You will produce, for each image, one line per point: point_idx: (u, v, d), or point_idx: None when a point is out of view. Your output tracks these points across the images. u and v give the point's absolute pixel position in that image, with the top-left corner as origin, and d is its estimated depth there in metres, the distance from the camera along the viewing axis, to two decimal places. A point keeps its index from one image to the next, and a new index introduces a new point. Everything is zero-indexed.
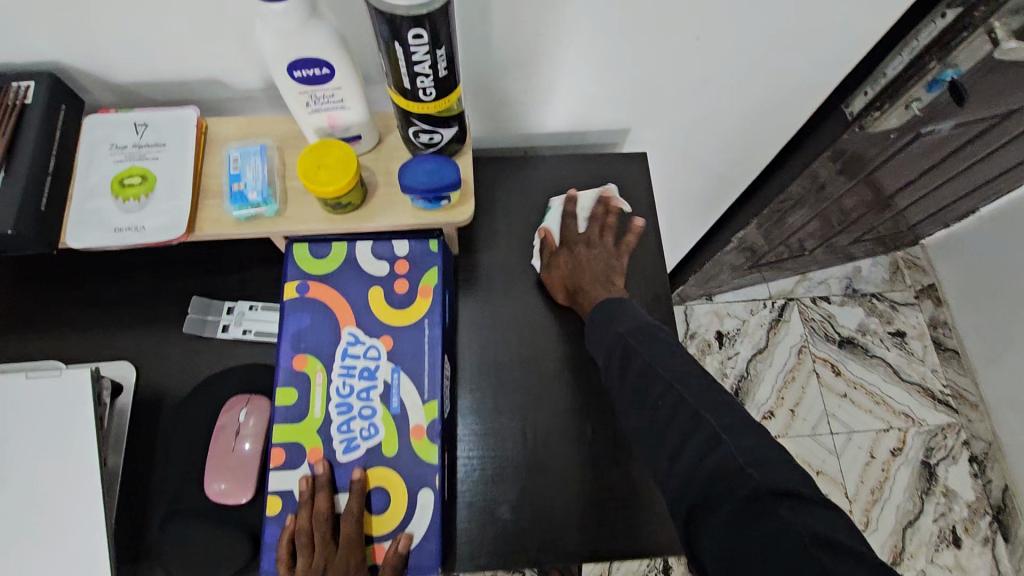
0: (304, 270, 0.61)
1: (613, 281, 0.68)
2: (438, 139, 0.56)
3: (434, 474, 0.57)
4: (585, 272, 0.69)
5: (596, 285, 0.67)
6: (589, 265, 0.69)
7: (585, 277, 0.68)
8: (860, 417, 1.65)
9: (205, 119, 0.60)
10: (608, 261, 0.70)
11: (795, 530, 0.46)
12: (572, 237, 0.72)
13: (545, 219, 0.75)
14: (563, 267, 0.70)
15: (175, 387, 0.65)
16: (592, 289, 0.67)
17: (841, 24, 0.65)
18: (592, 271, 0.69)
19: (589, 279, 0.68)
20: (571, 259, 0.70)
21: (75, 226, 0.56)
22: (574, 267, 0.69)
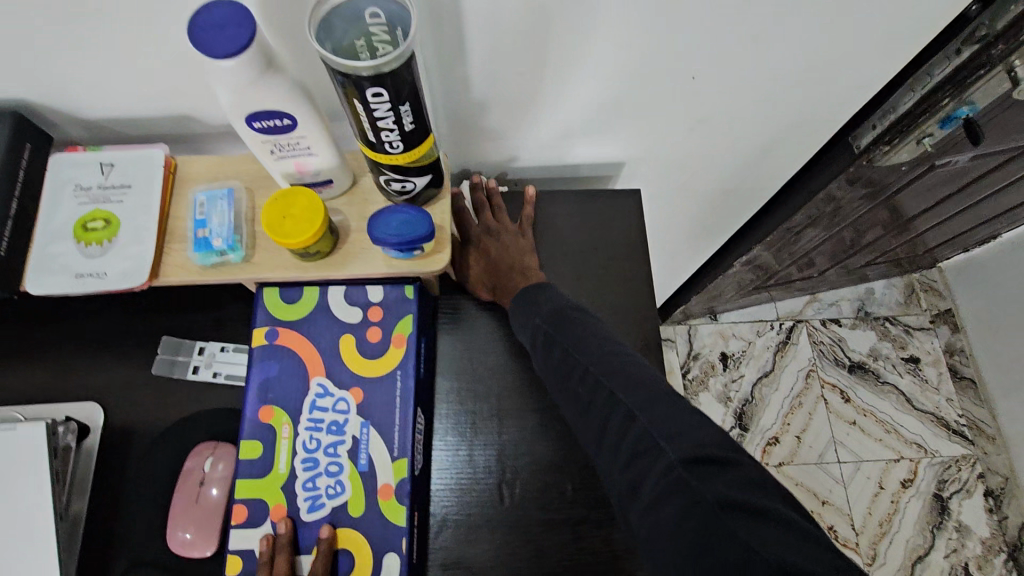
0: (274, 316, 0.59)
1: (523, 262, 0.67)
2: (411, 187, 0.53)
3: (402, 538, 0.53)
4: (497, 263, 0.67)
5: (511, 271, 0.66)
6: (498, 255, 0.68)
7: (498, 266, 0.67)
8: (870, 446, 1.59)
9: (174, 158, 0.59)
10: (513, 246, 0.69)
11: None
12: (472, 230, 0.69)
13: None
14: (475, 263, 0.68)
15: (141, 431, 0.62)
16: (508, 279, 0.66)
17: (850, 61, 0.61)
18: (503, 258, 0.67)
19: (503, 268, 0.67)
20: (480, 252, 0.68)
21: (35, 272, 0.54)
22: (487, 261, 0.67)
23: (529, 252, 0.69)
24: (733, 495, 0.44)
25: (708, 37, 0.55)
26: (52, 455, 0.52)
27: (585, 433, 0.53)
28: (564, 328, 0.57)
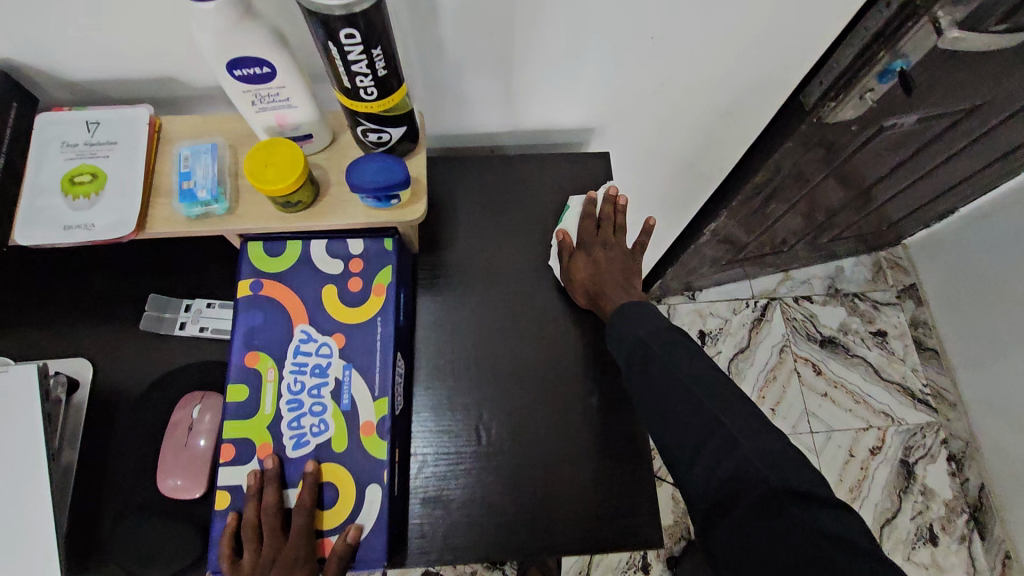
0: (257, 268, 0.62)
1: (630, 284, 0.70)
2: (386, 138, 0.57)
3: (383, 470, 0.56)
4: (604, 276, 0.69)
5: (620, 289, 0.68)
6: (606, 268, 0.70)
7: (605, 278, 0.69)
8: (840, 416, 1.65)
9: (159, 117, 0.61)
10: (622, 264, 0.71)
11: None
12: (588, 239, 0.72)
13: (562, 219, 0.74)
14: (583, 269, 0.69)
15: (131, 384, 0.65)
16: (613, 295, 0.68)
17: (799, 22, 0.65)
18: (612, 274, 0.69)
19: (610, 281, 0.69)
20: (591, 262, 0.70)
21: (24, 223, 0.56)
22: (592, 271, 0.69)
23: (632, 275, 0.71)
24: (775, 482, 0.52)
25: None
26: (43, 396, 0.54)
27: None
28: (663, 347, 0.62)
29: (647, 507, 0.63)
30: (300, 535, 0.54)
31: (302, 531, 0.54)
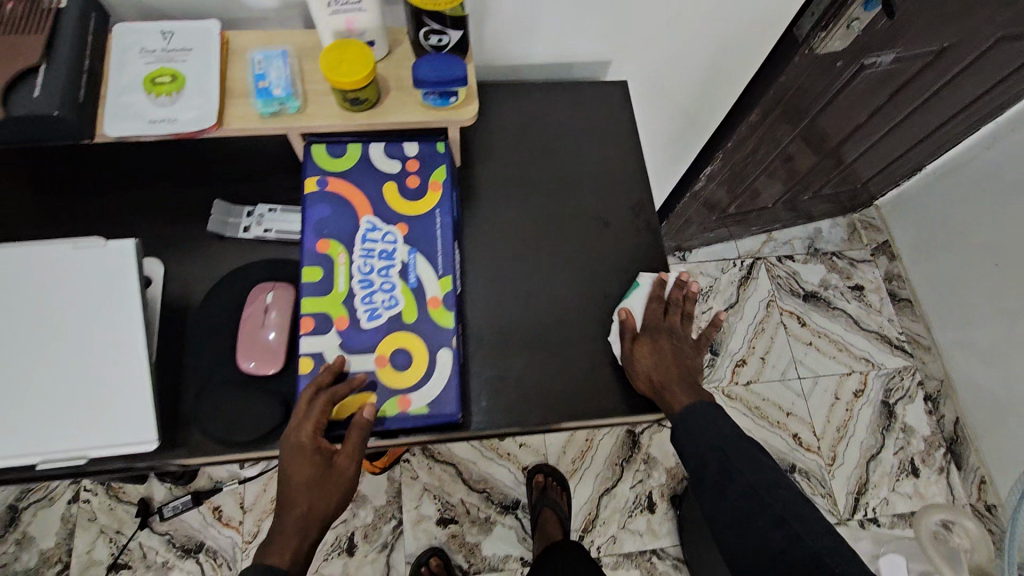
0: (322, 167, 0.67)
1: (689, 376, 0.72)
2: (446, 41, 0.63)
3: (452, 336, 0.63)
4: (666, 366, 0.70)
5: (683, 388, 0.70)
6: (670, 358, 0.71)
7: (671, 372, 0.70)
8: (825, 363, 1.73)
9: (225, 32, 0.66)
10: (685, 353, 0.72)
11: None
12: (653, 322, 0.72)
13: (628, 297, 0.73)
14: (648, 358, 0.68)
15: (201, 283, 0.69)
16: (677, 394, 0.69)
17: None
18: (676, 364, 0.70)
19: (674, 375, 0.70)
20: (655, 350, 0.69)
21: (111, 117, 0.60)
22: (657, 360, 0.69)
23: (687, 365, 0.73)
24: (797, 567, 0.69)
25: None
26: (140, 270, 0.59)
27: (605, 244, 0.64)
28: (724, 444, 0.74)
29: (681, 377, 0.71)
30: (302, 423, 0.59)
31: (303, 421, 0.59)
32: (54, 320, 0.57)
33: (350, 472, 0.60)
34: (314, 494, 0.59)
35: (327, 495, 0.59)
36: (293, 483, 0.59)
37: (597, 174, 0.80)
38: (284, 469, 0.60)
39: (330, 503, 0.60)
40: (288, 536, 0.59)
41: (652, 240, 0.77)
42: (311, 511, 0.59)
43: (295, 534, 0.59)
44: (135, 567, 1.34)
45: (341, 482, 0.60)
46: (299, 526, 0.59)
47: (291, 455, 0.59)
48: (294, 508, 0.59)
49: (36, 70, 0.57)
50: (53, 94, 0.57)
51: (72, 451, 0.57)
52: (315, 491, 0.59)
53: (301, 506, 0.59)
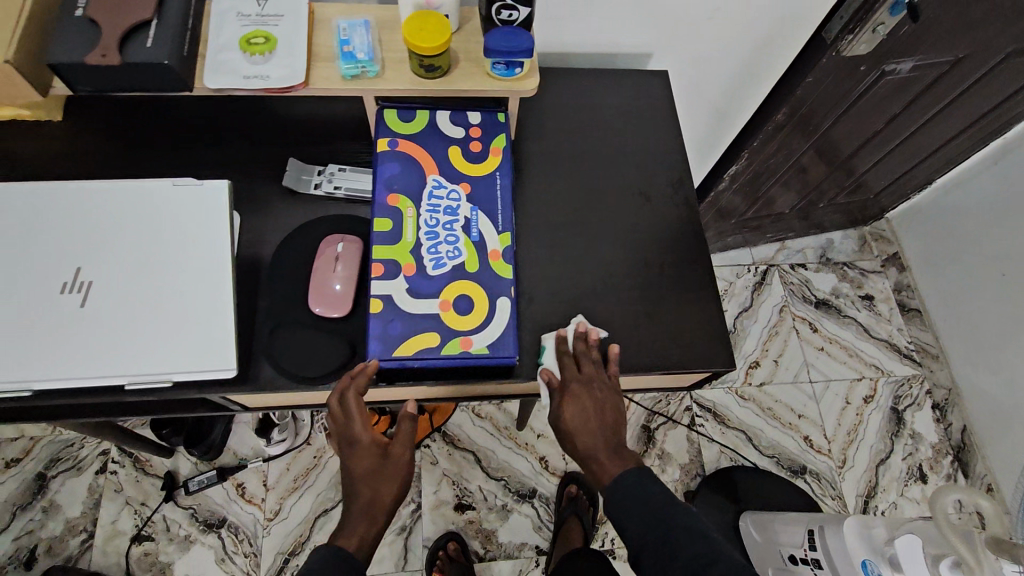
0: (393, 130, 0.73)
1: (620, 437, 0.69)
2: (515, 17, 0.70)
3: (511, 286, 0.68)
4: (587, 434, 0.67)
5: (611, 454, 0.68)
6: (592, 424, 0.68)
7: (592, 438, 0.67)
8: (836, 368, 1.77)
9: (313, 4, 0.73)
10: (608, 415, 0.68)
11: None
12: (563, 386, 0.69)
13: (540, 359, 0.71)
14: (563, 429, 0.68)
15: (273, 234, 0.74)
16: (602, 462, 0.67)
17: None
18: (599, 428, 0.67)
19: (596, 442, 0.67)
20: (570, 417, 0.68)
21: (211, 71, 0.67)
22: (578, 424, 0.68)
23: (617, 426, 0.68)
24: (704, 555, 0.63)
25: None
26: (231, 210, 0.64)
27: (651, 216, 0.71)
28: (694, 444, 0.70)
29: (716, 341, 0.74)
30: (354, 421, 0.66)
31: (353, 419, 0.66)
32: (151, 250, 0.62)
33: (405, 458, 0.68)
34: (377, 482, 0.66)
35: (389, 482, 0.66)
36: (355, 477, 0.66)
37: (639, 153, 0.85)
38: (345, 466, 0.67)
39: (391, 490, 0.67)
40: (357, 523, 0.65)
41: (691, 214, 0.81)
42: (375, 499, 0.66)
43: (362, 523, 0.65)
44: (158, 539, 1.37)
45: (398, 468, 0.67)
46: (365, 516, 0.65)
47: (350, 451, 0.67)
48: (359, 499, 0.66)
49: (147, 24, 0.63)
50: (162, 45, 0.63)
51: (157, 374, 0.60)
52: (377, 481, 0.66)
53: (364, 497, 0.66)
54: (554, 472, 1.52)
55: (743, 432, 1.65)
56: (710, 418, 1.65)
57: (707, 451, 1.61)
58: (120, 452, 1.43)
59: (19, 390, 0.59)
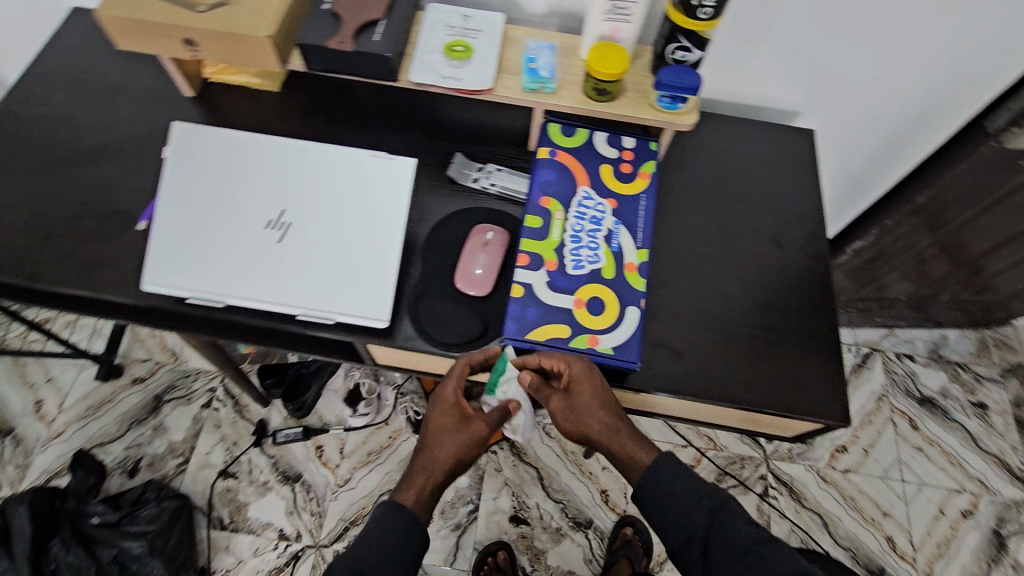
0: (554, 142, 0.81)
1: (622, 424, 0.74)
2: (688, 58, 0.76)
3: (641, 298, 0.72)
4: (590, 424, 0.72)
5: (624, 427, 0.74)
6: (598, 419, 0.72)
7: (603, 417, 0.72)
8: (933, 473, 1.62)
9: (507, 24, 0.83)
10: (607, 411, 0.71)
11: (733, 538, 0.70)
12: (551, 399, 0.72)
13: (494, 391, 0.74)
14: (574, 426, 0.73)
15: (430, 212, 0.82)
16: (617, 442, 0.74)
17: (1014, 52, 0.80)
18: (608, 408, 0.71)
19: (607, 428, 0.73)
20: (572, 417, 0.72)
21: (416, 68, 0.78)
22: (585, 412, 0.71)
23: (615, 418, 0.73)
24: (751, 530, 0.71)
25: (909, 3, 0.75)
26: (411, 186, 0.74)
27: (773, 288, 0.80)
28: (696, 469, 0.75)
29: (829, 396, 0.74)
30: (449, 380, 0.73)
31: (451, 379, 0.71)
32: (341, 205, 0.73)
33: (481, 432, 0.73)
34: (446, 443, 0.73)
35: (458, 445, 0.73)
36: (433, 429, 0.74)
37: (775, 202, 0.87)
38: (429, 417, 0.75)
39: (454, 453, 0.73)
40: (424, 465, 0.75)
41: (822, 268, 0.82)
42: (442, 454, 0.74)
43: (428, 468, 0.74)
44: (241, 478, 1.49)
45: (471, 437, 0.73)
46: (432, 460, 0.74)
47: (438, 407, 0.74)
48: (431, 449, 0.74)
49: (376, 23, 0.76)
50: (386, 40, 0.75)
51: (326, 312, 0.70)
52: (449, 438, 0.74)
53: (436, 447, 0.74)
54: (613, 508, 1.50)
55: (819, 516, 1.55)
56: (785, 493, 1.57)
57: (776, 527, 1.53)
58: (225, 393, 1.58)
59: (216, 301, 0.71)
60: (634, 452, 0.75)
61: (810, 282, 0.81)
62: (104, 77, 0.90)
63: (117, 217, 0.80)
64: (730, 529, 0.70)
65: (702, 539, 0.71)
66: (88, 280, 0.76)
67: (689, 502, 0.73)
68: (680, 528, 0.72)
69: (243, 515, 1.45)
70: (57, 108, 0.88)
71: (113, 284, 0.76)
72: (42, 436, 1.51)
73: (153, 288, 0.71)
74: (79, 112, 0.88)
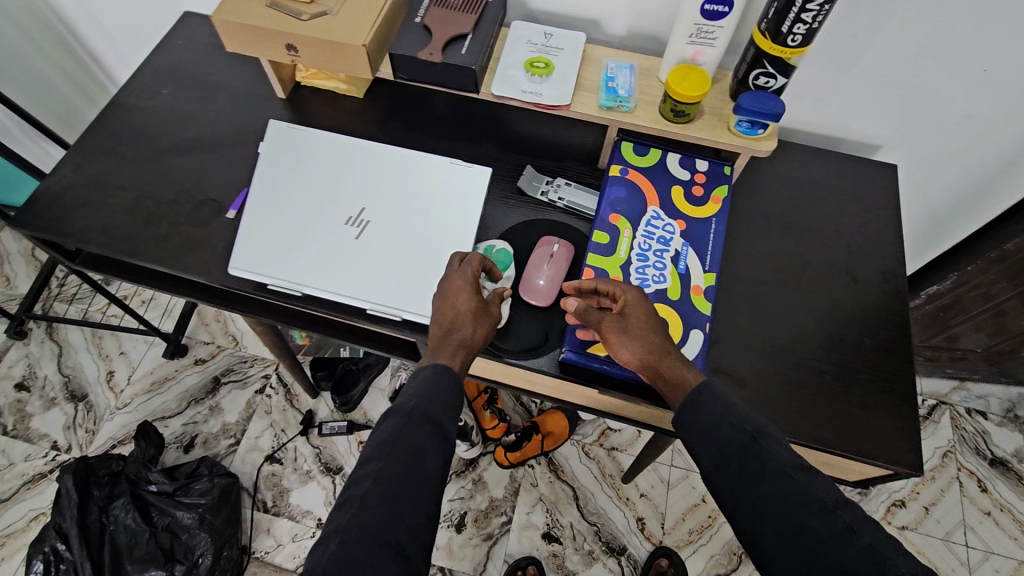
0: (626, 160, 0.81)
1: (671, 352, 0.65)
2: (771, 84, 0.75)
3: (705, 321, 0.71)
4: (636, 343, 0.64)
5: (669, 345, 0.65)
6: (647, 339, 0.65)
7: (643, 324, 0.65)
8: (1002, 541, 1.48)
9: (587, 44, 0.85)
10: (653, 330, 0.65)
11: (771, 469, 0.55)
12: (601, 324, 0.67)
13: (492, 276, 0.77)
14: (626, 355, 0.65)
15: (498, 221, 0.84)
16: (666, 367, 0.64)
17: None
18: (651, 317, 0.65)
19: (654, 351, 0.64)
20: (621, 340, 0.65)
21: (497, 82, 0.81)
22: (626, 321, 0.65)
23: (661, 343, 0.65)
24: (797, 460, 0.56)
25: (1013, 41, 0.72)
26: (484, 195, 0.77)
27: (845, 325, 0.78)
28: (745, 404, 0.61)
29: (899, 440, 0.71)
30: (464, 267, 0.70)
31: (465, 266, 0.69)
32: (417, 208, 0.76)
33: (496, 312, 0.69)
34: (470, 319, 0.66)
35: (480, 317, 0.67)
36: (452, 314, 0.66)
37: (851, 235, 0.84)
38: (443, 305, 0.67)
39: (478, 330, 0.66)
40: (454, 350, 0.64)
41: (900, 307, 0.79)
42: (473, 336, 0.65)
43: (461, 351, 0.64)
44: (286, 465, 1.54)
45: (493, 319, 0.68)
46: (456, 338, 0.65)
47: (451, 289, 0.68)
48: (454, 330, 0.65)
49: (464, 37, 0.80)
50: (472, 54, 0.78)
51: (394, 309, 0.72)
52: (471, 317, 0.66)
53: (456, 324, 0.65)
54: (649, 537, 1.46)
55: None
56: None
57: None
58: (278, 381, 1.65)
59: (293, 290, 0.74)
60: (682, 374, 0.63)
61: (884, 322, 0.78)
62: (207, 77, 0.98)
63: (210, 205, 0.86)
64: (771, 450, 0.56)
65: (737, 455, 0.57)
66: (177, 261, 0.82)
67: (724, 420, 0.59)
68: (711, 444, 0.59)
69: (285, 500, 1.50)
70: (163, 103, 0.96)
71: (200, 267, 0.81)
72: (111, 405, 1.61)
73: (238, 272, 0.75)
74: (183, 107, 0.95)
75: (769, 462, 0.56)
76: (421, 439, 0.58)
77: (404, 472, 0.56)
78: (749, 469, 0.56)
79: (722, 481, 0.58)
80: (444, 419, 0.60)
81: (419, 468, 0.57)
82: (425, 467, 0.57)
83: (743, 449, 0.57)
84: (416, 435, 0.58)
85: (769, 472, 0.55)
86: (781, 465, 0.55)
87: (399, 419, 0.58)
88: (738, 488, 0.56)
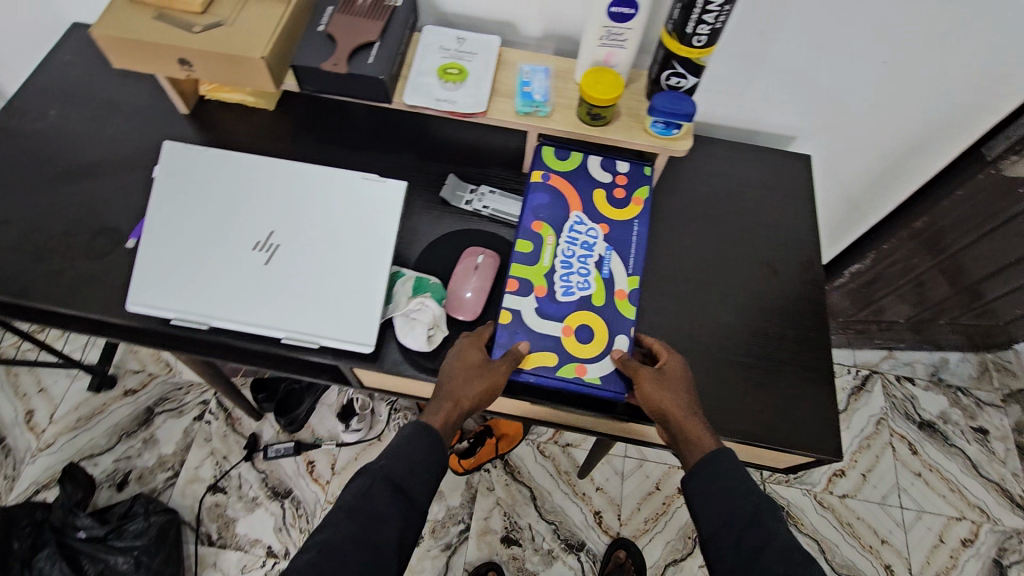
0: (548, 165, 0.80)
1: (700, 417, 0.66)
2: (682, 84, 0.76)
3: (631, 325, 0.71)
4: (672, 396, 0.66)
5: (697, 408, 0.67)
6: (682, 394, 0.67)
7: (682, 383, 0.67)
8: (933, 500, 1.58)
9: (501, 47, 0.83)
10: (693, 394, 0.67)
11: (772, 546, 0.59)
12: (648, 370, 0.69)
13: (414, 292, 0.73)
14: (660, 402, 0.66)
15: (422, 235, 0.81)
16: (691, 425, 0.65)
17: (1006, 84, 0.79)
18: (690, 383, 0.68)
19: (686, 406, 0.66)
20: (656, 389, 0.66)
21: (410, 90, 0.78)
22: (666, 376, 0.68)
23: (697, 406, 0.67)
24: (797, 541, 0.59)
25: (907, 33, 0.75)
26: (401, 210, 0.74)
27: (768, 316, 0.79)
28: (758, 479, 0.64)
29: (821, 426, 0.73)
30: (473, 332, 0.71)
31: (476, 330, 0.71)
32: (331, 227, 0.72)
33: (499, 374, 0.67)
34: (466, 380, 0.67)
35: (477, 379, 0.67)
36: (451, 373, 0.68)
37: (770, 227, 0.86)
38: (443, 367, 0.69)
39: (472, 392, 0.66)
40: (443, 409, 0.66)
41: (818, 295, 0.81)
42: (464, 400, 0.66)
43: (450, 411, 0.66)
44: (230, 494, 1.47)
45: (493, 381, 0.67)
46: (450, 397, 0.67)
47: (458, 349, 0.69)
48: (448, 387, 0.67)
49: (371, 45, 0.76)
50: (380, 62, 0.75)
51: (309, 335, 0.69)
52: (467, 378, 0.67)
53: (454, 383, 0.67)
54: (607, 530, 1.48)
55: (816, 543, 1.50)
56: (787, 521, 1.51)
57: None
58: (217, 406, 1.57)
59: (201, 323, 0.70)
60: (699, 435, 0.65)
61: (804, 311, 0.80)
62: (100, 94, 0.91)
63: (109, 234, 0.80)
64: (776, 527, 0.60)
65: (742, 525, 0.61)
66: (76, 299, 0.76)
67: (734, 490, 0.62)
68: (722, 513, 0.62)
69: (231, 531, 1.43)
70: (51, 124, 0.88)
71: (102, 303, 0.76)
72: (32, 447, 1.50)
73: (138, 308, 0.70)
74: (74, 128, 0.88)
75: (770, 538, 0.59)
76: (377, 505, 0.61)
77: (350, 539, 0.58)
78: (748, 541, 0.60)
79: (721, 546, 0.61)
80: (405, 481, 0.63)
81: (372, 534, 0.59)
82: (375, 535, 0.59)
83: (748, 522, 0.61)
84: (375, 499, 0.61)
85: (766, 547, 0.59)
86: (782, 544, 0.59)
87: (367, 479, 0.62)
88: (737, 558, 0.59)
